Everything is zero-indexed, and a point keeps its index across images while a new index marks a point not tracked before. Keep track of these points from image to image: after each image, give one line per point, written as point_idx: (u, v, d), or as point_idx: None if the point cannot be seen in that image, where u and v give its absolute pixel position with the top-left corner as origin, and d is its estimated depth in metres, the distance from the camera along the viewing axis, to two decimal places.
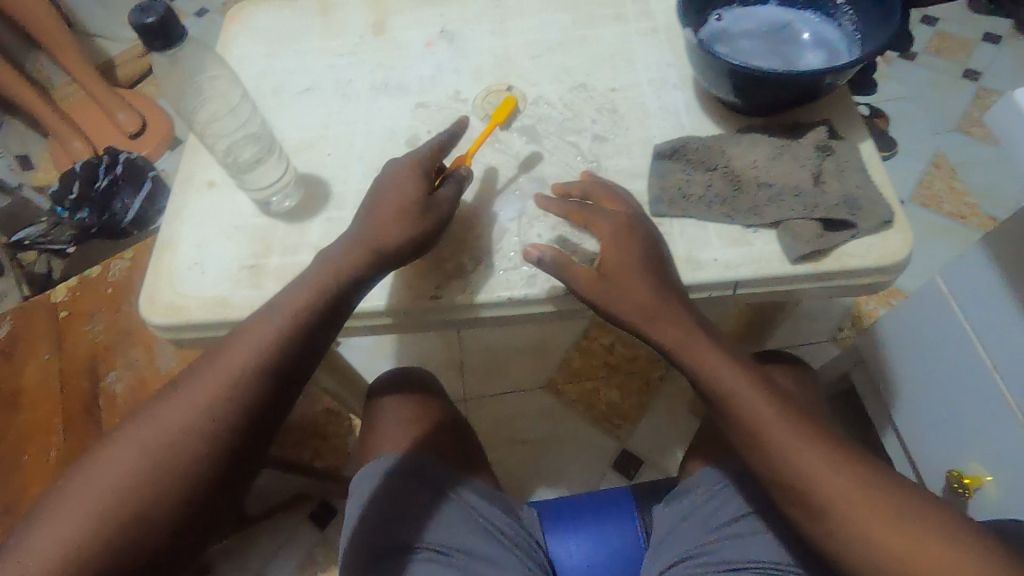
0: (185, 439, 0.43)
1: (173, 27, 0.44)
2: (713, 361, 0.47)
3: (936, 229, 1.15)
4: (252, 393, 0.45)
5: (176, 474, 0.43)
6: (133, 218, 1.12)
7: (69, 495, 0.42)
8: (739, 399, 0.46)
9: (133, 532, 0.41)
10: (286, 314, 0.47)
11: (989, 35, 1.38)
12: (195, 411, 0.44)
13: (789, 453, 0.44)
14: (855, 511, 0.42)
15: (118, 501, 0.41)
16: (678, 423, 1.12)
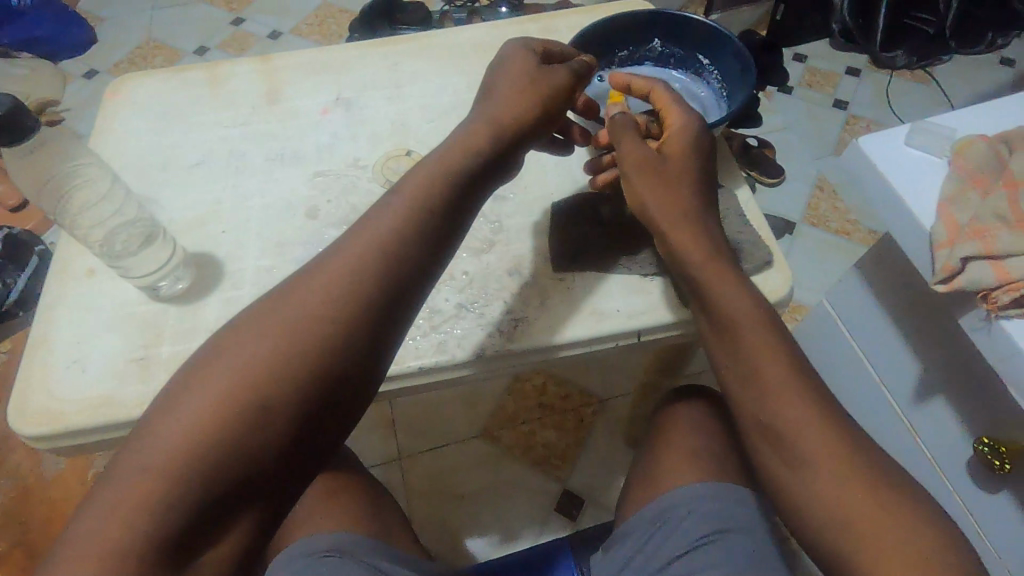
0: (294, 359, 0.38)
1: (22, 117, 0.41)
2: (728, 286, 0.47)
3: (827, 248, 1.25)
4: (376, 293, 0.41)
5: (295, 378, 0.38)
6: (16, 296, 1.01)
7: (180, 399, 0.38)
8: (755, 323, 0.45)
9: (245, 441, 0.36)
10: (396, 221, 0.43)
11: (851, 68, 1.54)
12: (303, 330, 0.39)
13: (786, 391, 0.44)
14: (832, 468, 0.42)
15: (232, 406, 0.37)
16: (614, 458, 1.13)
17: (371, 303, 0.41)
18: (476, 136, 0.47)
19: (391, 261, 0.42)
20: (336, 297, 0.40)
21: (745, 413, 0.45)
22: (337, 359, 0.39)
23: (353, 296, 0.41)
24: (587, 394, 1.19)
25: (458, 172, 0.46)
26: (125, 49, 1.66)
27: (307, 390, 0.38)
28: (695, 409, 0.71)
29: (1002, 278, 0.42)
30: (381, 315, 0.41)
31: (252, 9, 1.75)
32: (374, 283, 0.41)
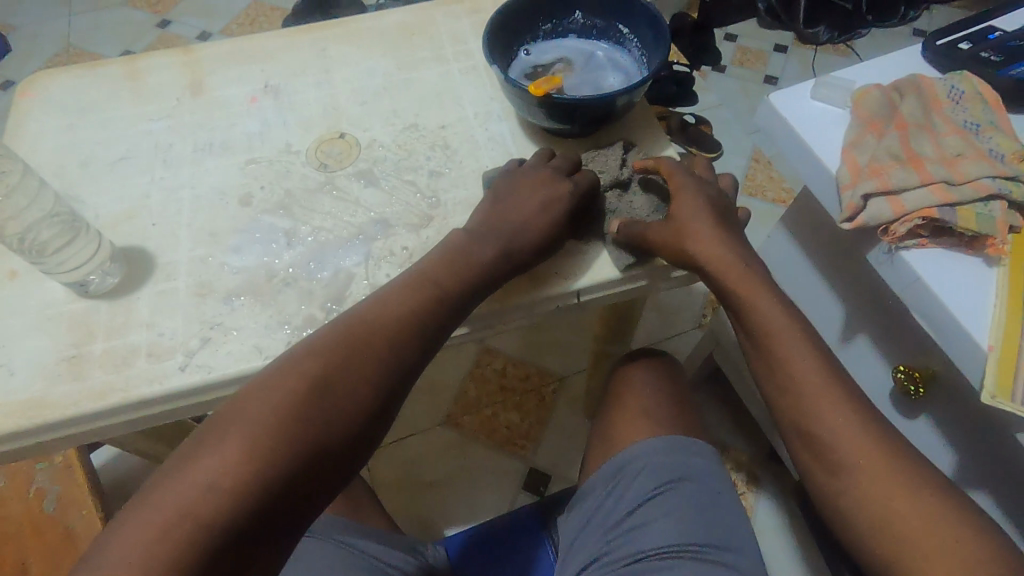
0: (322, 412, 0.42)
1: None
2: (764, 305, 0.50)
3: (765, 216, 1.31)
4: (405, 342, 0.47)
5: (337, 415, 0.42)
6: None
7: (225, 431, 0.40)
8: (793, 338, 0.49)
9: (293, 469, 0.40)
10: (417, 291, 0.48)
11: (778, 45, 1.61)
12: (330, 384, 0.43)
13: (834, 405, 0.47)
14: (874, 472, 0.45)
15: (279, 438, 0.40)
16: (577, 432, 1.15)
17: (393, 364, 0.46)
18: (485, 233, 0.52)
19: (413, 324, 0.47)
20: (362, 358, 0.45)
21: (791, 425, 0.49)
22: (372, 399, 0.44)
23: (379, 356, 0.45)
24: (547, 373, 1.21)
25: (471, 254, 0.51)
26: (42, 57, 1.58)
27: (345, 432, 0.42)
28: (645, 368, 0.74)
29: (898, 211, 0.45)
30: (405, 369, 0.46)
31: (177, 10, 1.69)
32: (397, 345, 0.46)
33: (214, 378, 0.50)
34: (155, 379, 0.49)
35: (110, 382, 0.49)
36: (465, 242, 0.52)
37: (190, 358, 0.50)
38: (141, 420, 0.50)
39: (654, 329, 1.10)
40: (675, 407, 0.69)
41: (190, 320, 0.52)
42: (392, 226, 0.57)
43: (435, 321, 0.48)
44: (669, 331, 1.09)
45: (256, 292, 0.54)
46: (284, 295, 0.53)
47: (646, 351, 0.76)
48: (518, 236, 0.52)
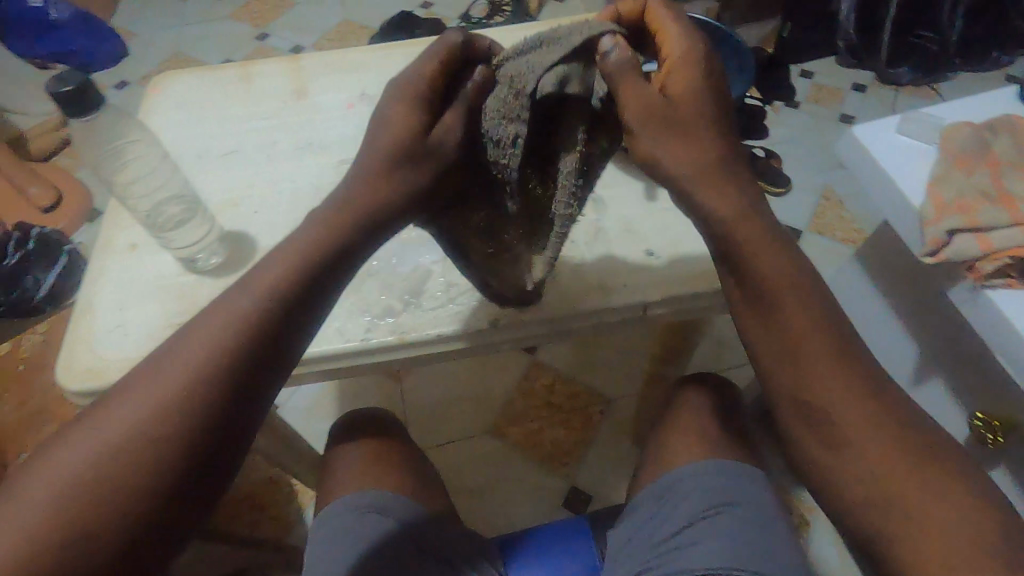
0: (124, 484, 0.31)
1: (89, 96, 0.47)
2: (765, 251, 0.40)
3: (833, 254, 1.28)
4: (242, 352, 0.35)
5: (144, 466, 0.31)
6: (46, 294, 1.25)
7: (2, 502, 0.30)
8: (792, 292, 0.39)
9: (88, 547, 0.30)
10: (242, 296, 0.36)
11: (855, 85, 1.58)
12: (128, 447, 0.32)
13: (850, 396, 0.38)
14: (891, 467, 0.36)
15: (70, 505, 0.30)
16: (620, 456, 1.14)
17: (212, 391, 0.33)
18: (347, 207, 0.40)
19: (235, 338, 0.35)
20: (170, 398, 0.33)
21: (784, 396, 0.39)
22: (193, 436, 0.32)
23: (192, 389, 0.33)
24: (595, 393, 1.21)
25: (320, 243, 0.39)
26: (154, 62, 1.74)
27: (157, 486, 0.31)
28: (701, 391, 0.74)
29: (985, 247, 0.45)
30: (241, 388, 0.34)
31: (275, 25, 1.83)
32: (217, 369, 0.34)
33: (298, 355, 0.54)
34: None
35: None
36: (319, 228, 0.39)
37: None
38: None
39: (708, 359, 1.08)
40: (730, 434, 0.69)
41: None
42: None
43: (280, 322, 0.36)
44: (726, 362, 1.07)
45: None
46: (367, 285, 0.57)
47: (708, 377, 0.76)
48: (420, 146, 0.42)
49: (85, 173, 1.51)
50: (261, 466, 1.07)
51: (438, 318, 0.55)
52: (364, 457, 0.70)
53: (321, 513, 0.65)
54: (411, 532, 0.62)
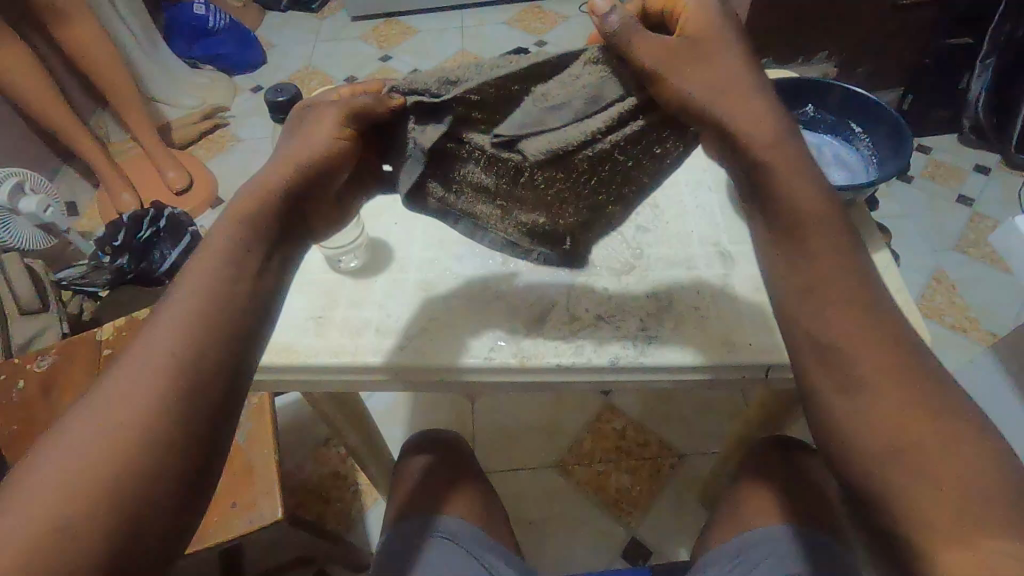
0: (89, 509, 0.29)
1: (296, 104, 0.60)
2: (793, 171, 0.41)
3: (941, 340, 1.20)
4: (235, 270, 0.36)
5: (163, 387, 0.32)
6: (167, 266, 1.37)
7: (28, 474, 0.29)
8: (821, 225, 0.40)
9: (142, 467, 0.30)
10: (183, 305, 0.34)
11: (979, 166, 1.48)
12: (81, 471, 0.29)
13: (875, 339, 0.37)
14: (901, 415, 0.35)
15: (107, 443, 0.30)
16: (689, 516, 1.07)
17: (159, 393, 0.32)
18: (273, 213, 0.39)
19: (204, 306, 0.35)
20: (115, 413, 0.31)
21: (800, 333, 0.40)
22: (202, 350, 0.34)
23: (135, 402, 0.31)
24: (667, 445, 1.14)
25: (256, 251, 0.38)
26: (287, 72, 1.91)
27: (181, 398, 0.32)
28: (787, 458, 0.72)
29: None
30: (241, 299, 0.36)
31: (398, 48, 1.96)
32: (161, 373, 0.32)
33: (424, 362, 0.57)
34: (379, 352, 0.57)
35: (344, 345, 0.58)
36: (252, 236, 0.38)
37: (409, 340, 0.58)
38: (357, 383, 0.58)
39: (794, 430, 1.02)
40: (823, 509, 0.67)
41: (415, 309, 0.60)
42: (597, 266, 0.63)
43: (230, 317, 0.35)
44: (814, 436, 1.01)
45: (471, 299, 0.61)
46: (495, 306, 0.61)
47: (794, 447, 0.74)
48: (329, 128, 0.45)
49: (215, 163, 1.66)
50: (334, 460, 1.10)
51: (559, 349, 0.57)
52: (429, 468, 0.73)
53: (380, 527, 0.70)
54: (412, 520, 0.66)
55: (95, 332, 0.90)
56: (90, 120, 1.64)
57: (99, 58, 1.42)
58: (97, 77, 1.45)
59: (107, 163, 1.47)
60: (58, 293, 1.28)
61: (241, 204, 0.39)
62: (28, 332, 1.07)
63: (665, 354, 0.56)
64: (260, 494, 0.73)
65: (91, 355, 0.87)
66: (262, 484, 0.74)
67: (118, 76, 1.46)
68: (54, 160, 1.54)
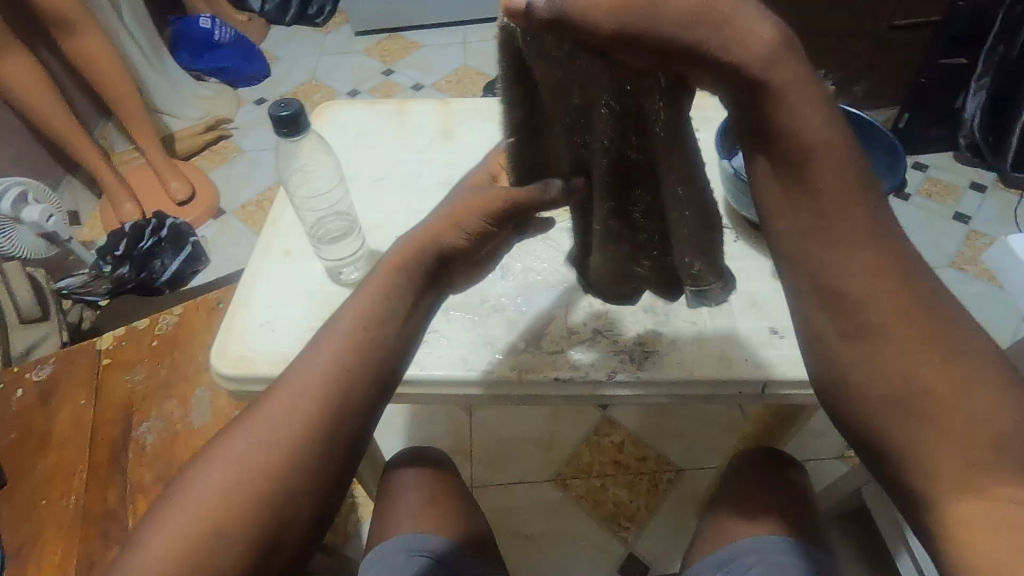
0: (248, 505, 0.38)
1: (300, 118, 0.60)
2: (800, 99, 0.34)
3: None
4: (380, 329, 0.44)
5: (322, 426, 0.40)
6: (168, 277, 1.37)
7: (212, 468, 0.39)
8: (831, 155, 0.35)
9: (292, 485, 0.39)
10: (345, 343, 0.43)
11: (975, 183, 1.49)
12: (249, 473, 0.39)
13: (880, 284, 0.36)
14: (897, 355, 0.36)
15: (266, 460, 0.39)
16: (686, 531, 1.07)
17: (319, 421, 0.40)
18: (421, 267, 0.48)
19: (355, 361, 0.42)
20: (282, 433, 0.40)
21: (802, 273, 0.37)
22: (352, 396, 0.42)
23: (297, 421, 0.40)
24: (664, 460, 1.14)
25: (401, 305, 0.46)
26: (291, 84, 1.93)
27: (329, 437, 0.40)
28: (769, 475, 0.75)
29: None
30: (387, 356, 0.44)
31: (401, 62, 1.98)
32: (318, 403, 0.41)
33: (421, 374, 0.57)
34: None
35: None
36: (402, 287, 0.46)
37: None
38: None
39: (790, 446, 1.02)
40: (800, 527, 0.70)
41: None
42: None
43: (381, 357, 0.44)
44: (810, 453, 1.01)
45: (469, 311, 0.62)
46: (492, 319, 0.61)
47: (782, 458, 0.77)
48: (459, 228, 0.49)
49: (217, 174, 1.67)
50: None
51: (555, 363, 0.58)
52: (420, 484, 0.74)
53: (374, 548, 0.68)
54: (416, 544, 0.66)
55: (95, 341, 0.90)
56: (95, 130, 1.66)
57: (107, 69, 1.44)
58: (102, 88, 1.47)
59: (110, 172, 1.48)
60: (58, 302, 1.29)
61: (398, 257, 0.47)
62: (27, 340, 1.08)
63: (662, 368, 0.57)
64: None
65: (89, 363, 0.87)
66: None
67: (123, 87, 1.48)
68: (58, 169, 1.56)
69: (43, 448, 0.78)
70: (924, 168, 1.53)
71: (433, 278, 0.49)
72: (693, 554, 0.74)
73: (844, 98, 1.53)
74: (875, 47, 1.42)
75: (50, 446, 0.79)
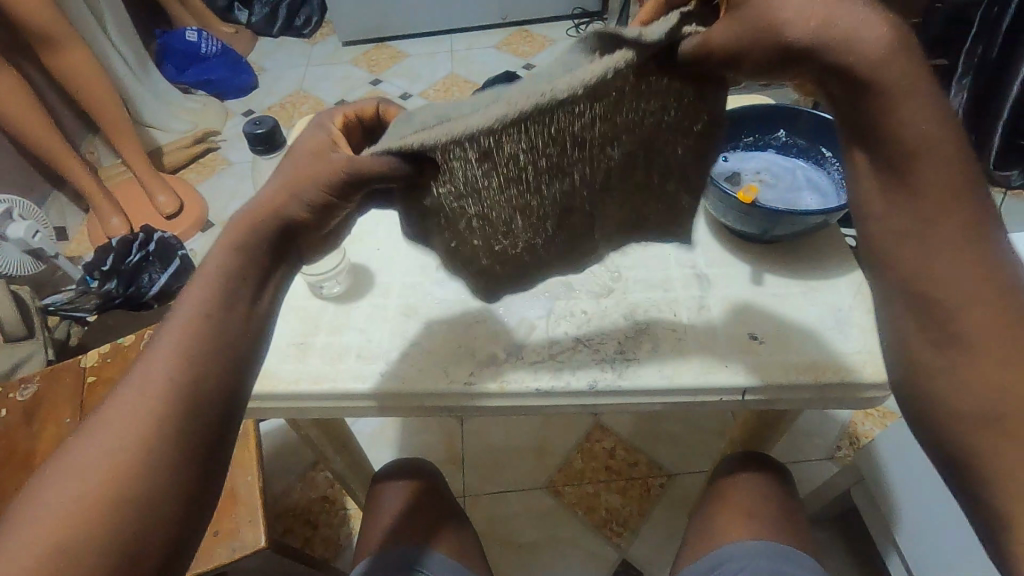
0: (80, 549, 0.30)
1: (275, 134, 0.61)
2: (911, 97, 0.32)
3: None
4: (224, 308, 0.36)
5: (166, 434, 0.32)
6: (157, 291, 1.36)
7: (24, 515, 0.30)
8: (937, 157, 0.32)
9: (139, 513, 0.31)
10: (180, 332, 0.34)
11: None
12: (76, 511, 0.30)
13: (992, 299, 0.32)
14: (993, 377, 0.32)
15: (98, 490, 0.31)
16: (678, 535, 1.07)
17: (167, 413, 0.33)
18: (268, 238, 0.38)
19: (200, 349, 0.34)
20: (124, 441, 0.32)
21: (892, 277, 0.34)
22: (197, 392, 0.34)
23: (131, 435, 0.32)
24: (656, 464, 1.14)
25: (259, 269, 0.38)
26: (279, 95, 1.93)
27: (177, 444, 0.33)
28: (758, 477, 0.75)
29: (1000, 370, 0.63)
30: (239, 337, 0.36)
31: (388, 72, 1.99)
32: (154, 408, 0.33)
33: (403, 387, 0.57)
34: (358, 378, 0.58)
35: (324, 371, 0.58)
36: (248, 265, 0.37)
37: (389, 366, 0.59)
38: (338, 409, 0.59)
39: (780, 448, 1.03)
40: (785, 529, 0.70)
41: (394, 332, 0.61)
42: (574, 289, 0.64)
43: (232, 340, 0.36)
44: (799, 454, 1.01)
45: (450, 323, 0.62)
46: (473, 330, 0.61)
47: (770, 462, 0.77)
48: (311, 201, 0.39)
49: (205, 187, 1.67)
50: (322, 484, 1.09)
51: (534, 372, 0.58)
52: (408, 495, 0.74)
53: (358, 563, 0.68)
54: (404, 556, 0.66)
55: (79, 358, 0.90)
56: (82, 145, 1.65)
57: (92, 84, 1.43)
58: (87, 104, 1.46)
59: (96, 187, 1.48)
60: (46, 319, 1.29)
61: (230, 231, 0.38)
62: (12, 359, 1.07)
63: (642, 374, 0.57)
64: (243, 521, 0.72)
65: (73, 382, 0.86)
66: (247, 510, 0.73)
67: (109, 102, 1.47)
68: (44, 185, 1.55)
69: (26, 469, 0.78)
70: None
71: (282, 256, 0.39)
72: (681, 559, 0.75)
73: None
74: None
75: (34, 466, 0.78)
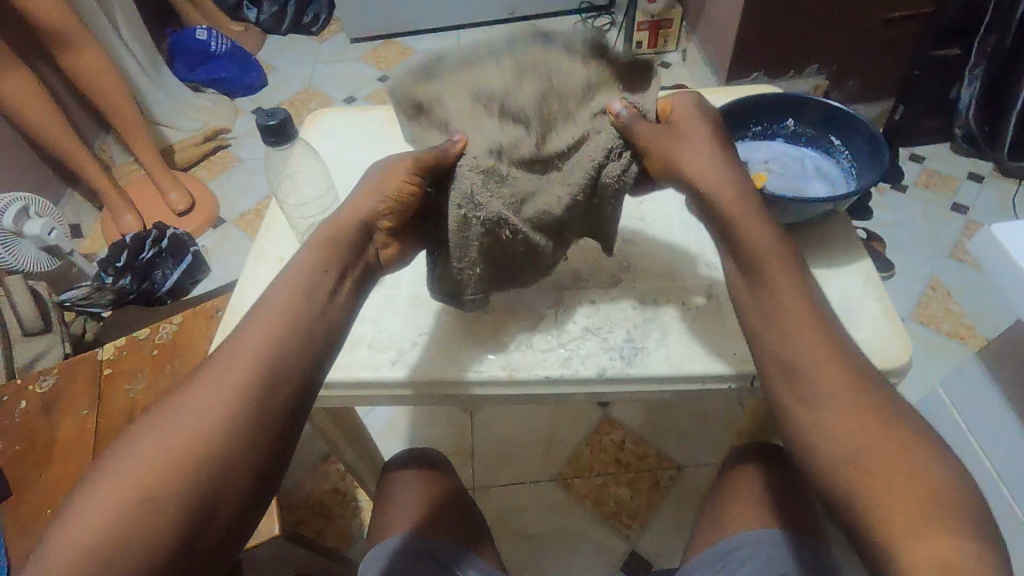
0: (179, 482, 0.37)
1: (287, 126, 0.62)
2: (758, 232, 0.49)
3: (938, 348, 1.18)
4: (312, 302, 0.44)
5: (260, 402, 0.40)
6: (169, 287, 1.40)
7: (142, 448, 0.38)
8: (779, 268, 0.48)
9: (230, 462, 0.38)
10: (278, 318, 0.43)
11: (971, 173, 1.49)
12: (182, 452, 0.38)
13: (832, 373, 0.44)
14: (835, 427, 0.42)
15: (201, 437, 0.38)
16: (686, 527, 1.07)
17: (242, 416, 0.39)
18: (346, 243, 0.48)
19: (294, 336, 0.43)
20: (203, 433, 0.38)
21: (769, 357, 0.46)
22: (290, 372, 0.42)
23: (232, 397, 0.40)
24: (665, 457, 1.14)
25: (324, 294, 0.46)
26: (288, 93, 1.94)
27: (268, 413, 0.40)
28: (766, 467, 0.75)
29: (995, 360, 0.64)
30: (323, 331, 0.44)
31: None
32: (254, 377, 0.41)
33: (413, 376, 0.58)
34: (370, 366, 0.59)
35: (335, 360, 0.59)
36: (327, 266, 0.47)
37: (399, 355, 0.59)
38: (348, 398, 0.60)
39: None
40: (795, 519, 0.70)
41: (403, 322, 0.62)
42: (583, 279, 0.64)
43: (315, 334, 0.44)
44: None
45: (460, 313, 0.62)
46: (483, 320, 0.62)
47: (778, 451, 0.77)
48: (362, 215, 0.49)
49: (216, 184, 1.69)
50: (333, 476, 1.11)
51: (543, 360, 0.58)
52: (418, 485, 0.75)
53: (369, 552, 0.69)
54: (416, 547, 0.67)
55: (95, 351, 0.91)
56: (95, 144, 1.68)
57: (105, 84, 1.45)
58: (100, 103, 1.48)
59: (110, 185, 1.50)
60: (61, 314, 1.27)
61: (320, 235, 0.48)
62: (30, 353, 1.09)
63: (650, 363, 0.57)
64: None
65: (90, 374, 0.88)
66: None
67: (121, 101, 1.49)
68: (59, 184, 1.58)
69: (46, 458, 0.79)
70: (923, 159, 1.53)
71: (354, 257, 0.49)
72: (690, 549, 0.75)
73: (837, 92, 1.54)
74: (866, 42, 1.43)
75: (53, 456, 0.80)
